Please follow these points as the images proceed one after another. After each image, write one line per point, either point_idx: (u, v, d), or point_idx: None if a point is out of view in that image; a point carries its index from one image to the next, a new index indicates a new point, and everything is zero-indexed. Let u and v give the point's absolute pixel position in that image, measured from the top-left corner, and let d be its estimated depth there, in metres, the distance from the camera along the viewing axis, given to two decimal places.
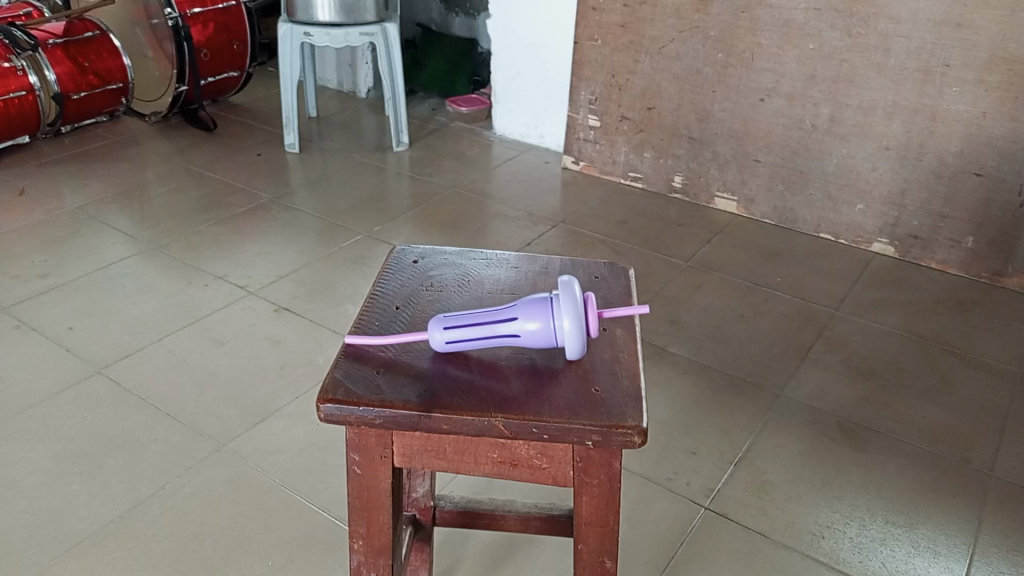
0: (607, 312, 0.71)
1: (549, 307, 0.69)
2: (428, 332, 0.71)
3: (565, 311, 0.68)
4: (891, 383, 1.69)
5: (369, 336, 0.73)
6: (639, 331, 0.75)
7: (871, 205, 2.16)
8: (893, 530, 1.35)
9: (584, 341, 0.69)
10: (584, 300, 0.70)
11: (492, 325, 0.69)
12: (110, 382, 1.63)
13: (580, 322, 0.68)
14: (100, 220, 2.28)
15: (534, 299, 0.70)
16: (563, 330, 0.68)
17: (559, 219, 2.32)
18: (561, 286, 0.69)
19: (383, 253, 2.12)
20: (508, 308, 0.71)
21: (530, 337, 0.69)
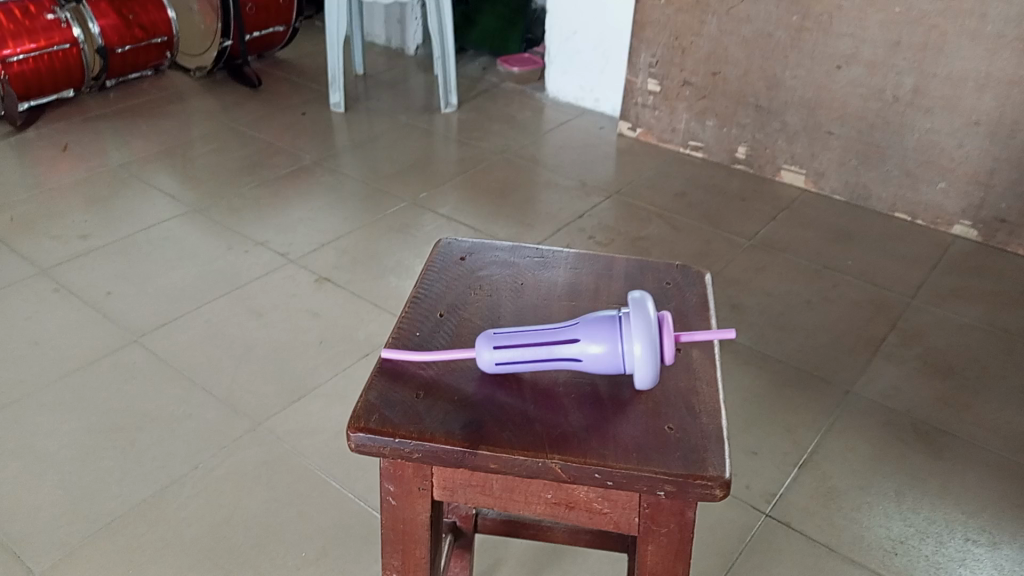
0: (686, 336, 0.61)
1: (617, 326, 0.59)
2: (476, 347, 0.62)
3: (636, 337, 0.58)
4: (973, 382, 1.56)
5: (409, 350, 0.64)
6: (718, 355, 0.65)
7: (955, 183, 2.00)
8: (973, 549, 1.24)
9: (657, 370, 0.59)
10: (659, 321, 0.60)
11: (550, 346, 0.60)
12: (147, 352, 1.57)
13: (653, 348, 0.59)
14: (142, 179, 2.23)
15: (599, 317, 0.60)
16: (633, 357, 0.59)
17: (613, 190, 2.20)
18: (632, 303, 0.59)
19: (429, 222, 2.03)
20: (568, 324, 0.62)
21: (593, 361, 0.60)
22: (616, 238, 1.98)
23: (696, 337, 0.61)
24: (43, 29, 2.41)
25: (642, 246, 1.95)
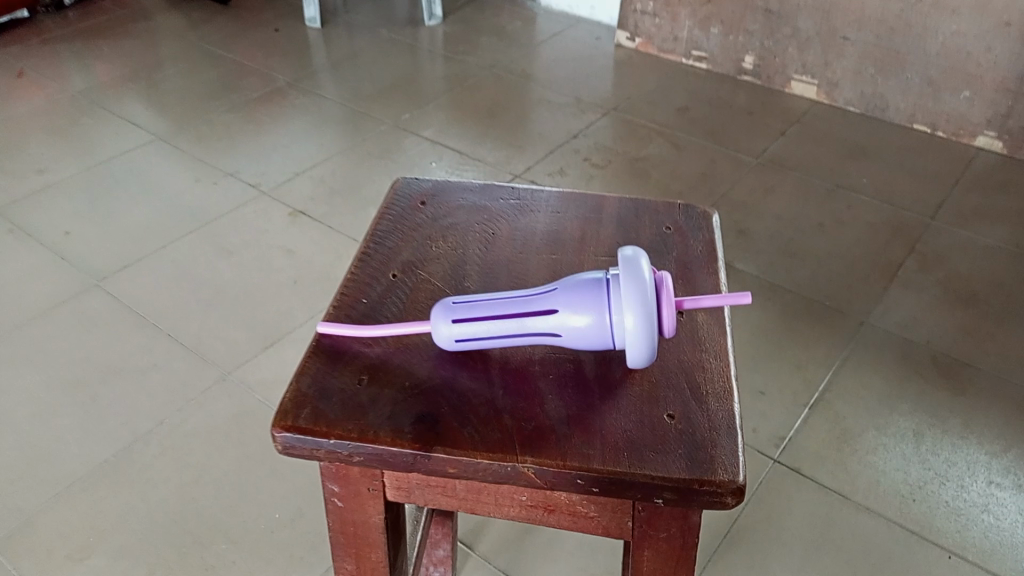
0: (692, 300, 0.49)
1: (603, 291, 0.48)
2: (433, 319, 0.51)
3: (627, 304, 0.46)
4: (997, 310, 1.44)
5: (353, 323, 0.53)
6: (728, 321, 0.54)
7: (980, 91, 1.84)
8: (997, 494, 1.14)
9: (654, 346, 0.47)
10: (657, 284, 0.47)
11: (521, 319, 0.49)
12: (109, 296, 1.46)
13: (650, 320, 0.47)
14: (104, 106, 2.08)
15: (583, 281, 0.48)
16: (623, 329, 0.47)
17: (610, 106, 2.04)
18: (623, 265, 0.47)
19: (411, 147, 1.89)
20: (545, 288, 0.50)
21: (575, 333, 0.48)
22: (614, 159, 1.84)
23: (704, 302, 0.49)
24: None
25: (641, 167, 1.81)
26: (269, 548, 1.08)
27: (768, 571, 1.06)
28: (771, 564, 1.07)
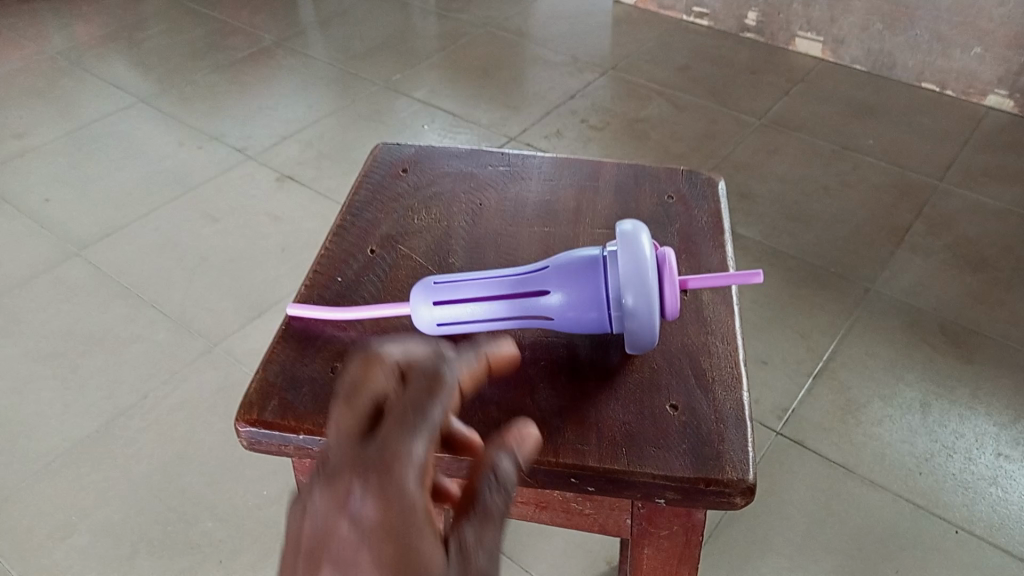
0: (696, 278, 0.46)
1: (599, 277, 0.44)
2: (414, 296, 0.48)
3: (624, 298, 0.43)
4: (1008, 275, 1.40)
5: (330, 306, 0.51)
6: (737, 304, 0.53)
7: (992, 48, 1.77)
8: (1005, 466, 1.11)
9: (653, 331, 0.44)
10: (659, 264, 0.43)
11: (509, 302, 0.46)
12: (90, 266, 1.42)
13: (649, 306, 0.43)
14: (85, 67, 2.01)
15: (576, 260, 0.45)
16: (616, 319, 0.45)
17: (608, 65, 1.97)
18: (620, 244, 0.43)
19: (403, 108, 1.82)
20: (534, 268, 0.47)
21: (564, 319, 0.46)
22: (613, 120, 1.78)
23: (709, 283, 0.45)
24: None
25: (641, 128, 1.75)
26: (257, 526, 1.04)
27: (770, 547, 1.03)
28: (773, 540, 1.04)
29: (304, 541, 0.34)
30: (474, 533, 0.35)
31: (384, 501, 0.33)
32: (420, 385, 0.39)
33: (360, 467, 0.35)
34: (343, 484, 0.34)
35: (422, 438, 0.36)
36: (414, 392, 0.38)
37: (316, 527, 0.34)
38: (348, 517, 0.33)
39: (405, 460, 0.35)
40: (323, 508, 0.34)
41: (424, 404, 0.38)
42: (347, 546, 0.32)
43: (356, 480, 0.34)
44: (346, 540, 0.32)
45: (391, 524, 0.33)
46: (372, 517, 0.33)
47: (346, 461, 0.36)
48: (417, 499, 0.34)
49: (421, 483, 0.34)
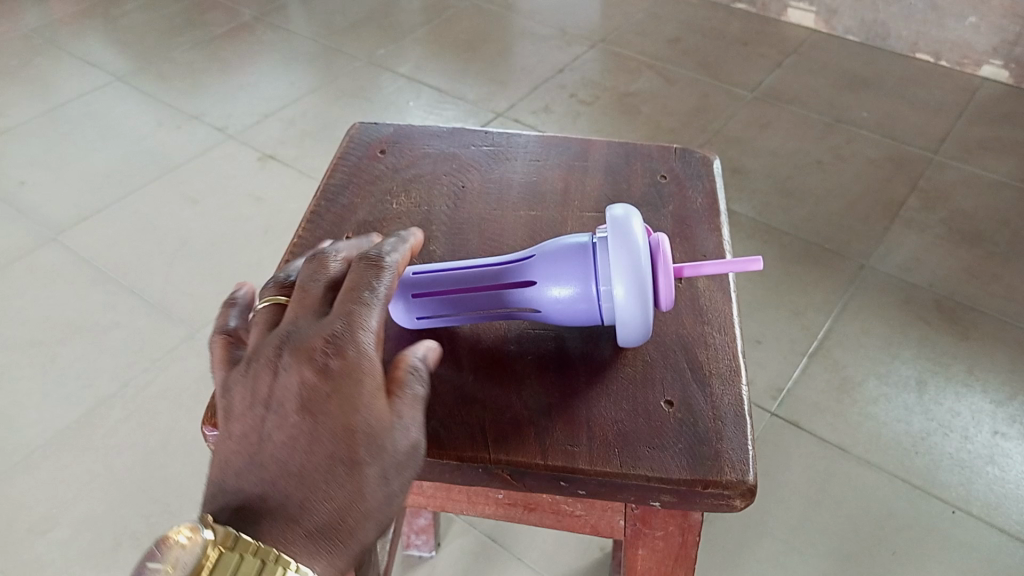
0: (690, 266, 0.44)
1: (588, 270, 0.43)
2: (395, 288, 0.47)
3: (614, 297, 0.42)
4: (1003, 249, 1.38)
5: None
6: (734, 291, 0.51)
7: (987, 16, 1.73)
8: (1002, 444, 1.09)
9: (646, 320, 0.43)
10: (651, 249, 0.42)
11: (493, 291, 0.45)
12: (67, 251, 1.38)
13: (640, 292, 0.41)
14: (59, 45, 1.95)
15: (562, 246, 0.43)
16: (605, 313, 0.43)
17: (597, 38, 1.93)
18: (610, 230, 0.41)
19: (387, 85, 1.78)
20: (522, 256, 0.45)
21: (552, 312, 0.45)
22: (602, 94, 1.74)
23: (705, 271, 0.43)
24: None
25: (631, 103, 1.71)
26: None
27: (765, 530, 1.01)
28: (767, 522, 1.02)
29: (277, 384, 0.42)
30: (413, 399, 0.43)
31: (347, 364, 0.42)
32: (374, 264, 0.45)
33: (322, 339, 0.42)
34: (312, 346, 0.42)
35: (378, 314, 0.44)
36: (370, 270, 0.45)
37: (287, 376, 0.42)
38: (313, 376, 0.41)
39: (360, 332, 0.43)
40: (294, 362, 0.42)
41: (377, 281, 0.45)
42: (317, 396, 0.41)
43: (320, 348, 0.42)
44: (315, 390, 0.41)
45: (352, 378, 0.41)
46: (336, 375, 0.41)
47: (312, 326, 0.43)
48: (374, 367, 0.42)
49: (377, 351, 0.43)
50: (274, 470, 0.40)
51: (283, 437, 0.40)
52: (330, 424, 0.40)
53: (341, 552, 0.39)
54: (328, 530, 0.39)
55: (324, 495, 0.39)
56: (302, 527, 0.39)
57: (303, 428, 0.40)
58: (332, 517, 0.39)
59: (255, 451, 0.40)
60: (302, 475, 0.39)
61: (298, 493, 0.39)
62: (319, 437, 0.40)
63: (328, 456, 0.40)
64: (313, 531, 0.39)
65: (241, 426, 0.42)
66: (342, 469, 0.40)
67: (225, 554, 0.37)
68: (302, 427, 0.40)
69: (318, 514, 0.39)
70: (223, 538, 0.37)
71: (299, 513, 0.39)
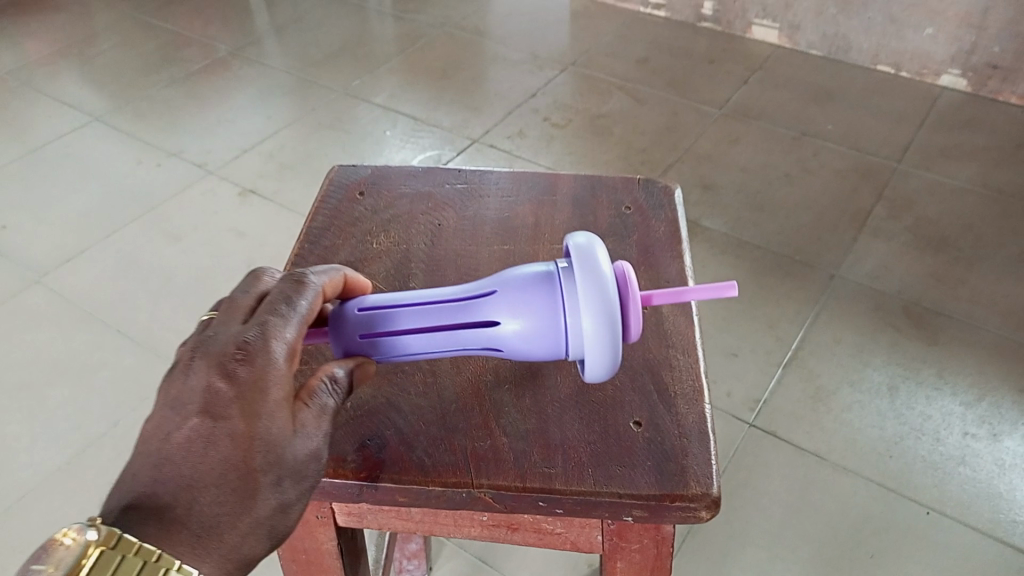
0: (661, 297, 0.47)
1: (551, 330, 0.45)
2: (341, 317, 0.49)
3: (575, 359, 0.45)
4: (967, 254, 1.42)
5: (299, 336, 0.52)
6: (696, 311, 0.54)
7: (943, 27, 1.79)
8: (972, 445, 1.13)
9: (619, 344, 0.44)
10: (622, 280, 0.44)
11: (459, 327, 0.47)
12: (51, 293, 1.39)
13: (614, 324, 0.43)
14: (37, 87, 1.97)
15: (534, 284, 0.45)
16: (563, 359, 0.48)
17: (568, 61, 1.97)
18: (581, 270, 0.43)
19: (364, 115, 1.81)
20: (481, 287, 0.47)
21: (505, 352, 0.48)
22: (574, 117, 1.78)
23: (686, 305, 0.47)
24: None
25: (603, 124, 1.75)
26: None
27: (748, 538, 1.04)
28: (749, 531, 1.05)
29: (185, 386, 0.43)
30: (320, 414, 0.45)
31: (255, 372, 0.43)
32: (296, 281, 0.47)
33: (238, 343, 0.43)
34: (224, 351, 0.43)
35: (295, 326, 0.45)
36: (292, 287, 0.47)
37: (198, 376, 0.43)
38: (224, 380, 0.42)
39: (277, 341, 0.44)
40: (204, 365, 0.43)
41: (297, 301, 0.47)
42: (221, 400, 0.42)
43: (234, 353, 0.43)
44: (221, 394, 0.42)
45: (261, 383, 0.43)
46: (243, 382, 0.42)
47: (227, 333, 0.45)
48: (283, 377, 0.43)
49: (287, 363, 0.44)
50: (162, 472, 0.40)
51: (182, 437, 0.41)
52: (231, 429, 0.41)
53: (223, 559, 0.39)
54: (213, 534, 0.39)
55: (212, 500, 0.40)
56: (187, 530, 0.39)
57: (200, 431, 0.41)
58: (222, 519, 0.40)
59: (152, 448, 0.41)
60: (192, 476, 0.40)
61: (189, 493, 0.39)
62: (219, 439, 0.41)
63: (225, 460, 0.41)
64: (195, 535, 0.39)
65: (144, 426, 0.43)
66: (235, 474, 0.40)
67: (108, 552, 0.37)
68: (202, 429, 0.41)
69: (207, 518, 0.39)
70: (106, 539, 0.37)
71: (187, 513, 0.39)
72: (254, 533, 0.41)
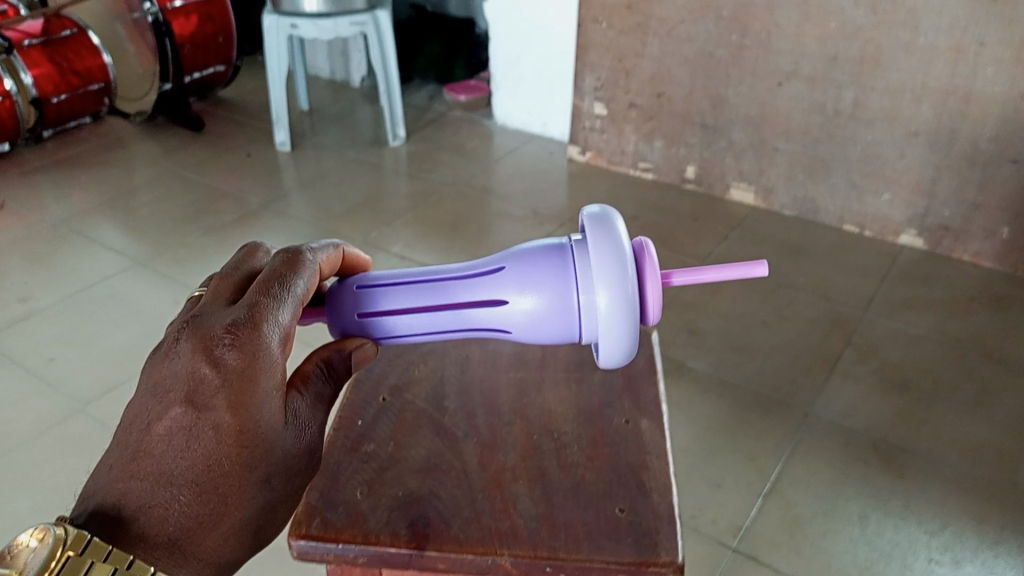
0: (680, 273, 0.61)
1: (568, 297, 0.57)
2: (333, 300, 0.62)
3: (597, 327, 0.57)
4: (928, 395, 1.57)
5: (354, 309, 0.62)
6: (667, 422, 0.68)
7: (899, 193, 2.02)
8: (937, 571, 1.23)
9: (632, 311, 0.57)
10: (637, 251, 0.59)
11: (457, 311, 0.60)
12: (93, 421, 1.52)
13: (619, 295, 0.56)
14: (85, 234, 2.17)
15: (553, 264, 0.58)
16: (585, 344, 0.59)
17: (565, 218, 2.19)
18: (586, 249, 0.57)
19: (382, 263, 2.00)
20: (488, 263, 0.60)
21: (522, 334, 0.60)
22: None
23: (698, 278, 0.60)
24: None
25: None
26: None
27: None
28: None
29: (176, 373, 0.53)
30: (307, 399, 0.59)
31: (243, 361, 0.52)
32: (293, 260, 0.56)
33: (229, 329, 0.52)
34: (213, 337, 0.52)
35: (285, 309, 0.54)
36: (286, 267, 0.55)
37: (188, 359, 0.53)
38: (213, 369, 0.52)
39: (266, 324, 0.53)
40: (195, 352, 0.52)
41: (290, 277, 0.55)
42: (206, 393, 0.52)
43: (224, 338, 0.52)
44: (207, 385, 0.52)
45: (245, 373, 0.52)
46: (228, 373, 0.52)
47: (219, 316, 0.53)
48: (267, 365, 0.53)
49: (275, 349, 0.53)
50: (151, 461, 0.52)
51: (171, 428, 0.53)
52: (214, 422, 0.52)
53: (202, 537, 0.53)
54: (195, 523, 0.52)
55: (192, 492, 0.52)
56: (171, 519, 0.52)
57: (187, 423, 0.52)
58: (201, 511, 0.53)
59: (144, 438, 0.53)
60: (180, 466, 0.52)
61: (174, 485, 0.52)
62: (201, 435, 0.52)
63: (207, 453, 0.52)
64: (177, 524, 0.52)
65: (139, 408, 0.54)
66: (216, 463, 0.53)
67: (73, 558, 0.47)
68: (187, 424, 0.52)
69: (188, 508, 0.52)
70: (75, 543, 0.48)
71: (171, 504, 0.52)
72: (231, 517, 0.54)
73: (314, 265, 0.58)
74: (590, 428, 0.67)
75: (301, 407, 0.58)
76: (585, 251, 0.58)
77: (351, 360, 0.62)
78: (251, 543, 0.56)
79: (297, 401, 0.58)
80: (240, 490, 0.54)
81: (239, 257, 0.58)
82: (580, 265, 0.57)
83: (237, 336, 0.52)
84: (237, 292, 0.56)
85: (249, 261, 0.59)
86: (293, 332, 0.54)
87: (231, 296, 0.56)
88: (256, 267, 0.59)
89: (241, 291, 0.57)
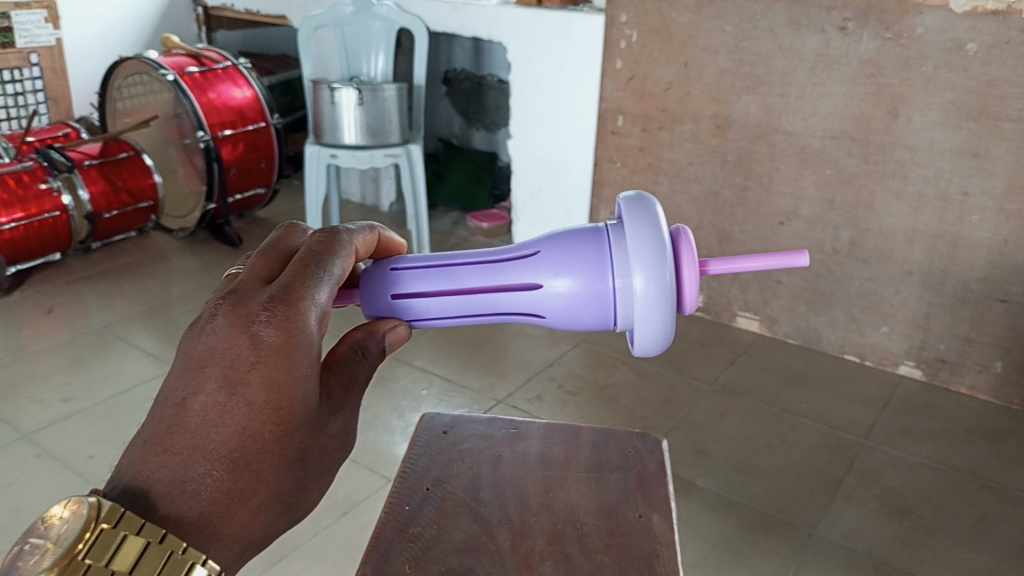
0: (717, 262, 0.60)
1: (604, 281, 0.58)
2: (368, 280, 0.62)
3: (633, 312, 0.58)
4: (928, 521, 1.62)
5: (383, 291, 0.62)
6: (675, 516, 0.77)
7: (896, 327, 2.14)
8: None
9: (670, 299, 0.57)
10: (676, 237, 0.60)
11: (492, 295, 0.61)
12: None
13: (656, 279, 0.57)
14: (124, 340, 2.30)
15: (591, 248, 0.59)
16: (622, 330, 0.60)
17: (579, 338, 2.32)
18: (626, 232, 0.58)
19: (403, 377, 2.10)
20: (524, 248, 0.61)
21: (556, 318, 0.60)
22: (585, 386, 2.07)
23: (737, 266, 0.59)
24: (34, 197, 2.52)
25: (610, 393, 2.04)
26: None
27: None
28: None
29: (214, 349, 0.52)
30: (339, 380, 0.58)
31: (280, 337, 0.51)
32: (333, 243, 0.56)
33: (267, 304, 0.52)
34: (252, 312, 0.52)
35: (323, 288, 0.53)
36: (324, 248, 0.55)
37: (227, 333, 0.52)
38: (250, 345, 0.51)
39: (302, 304, 0.52)
40: (234, 328, 0.51)
41: (327, 257, 0.55)
42: (243, 368, 0.51)
43: (262, 313, 0.51)
44: (244, 360, 0.51)
45: (281, 348, 0.51)
46: (264, 349, 0.51)
47: (258, 293, 0.53)
48: (305, 342, 0.52)
49: (314, 326, 0.52)
50: (186, 437, 0.51)
51: (206, 404, 0.51)
52: (249, 397, 0.51)
53: (234, 512, 0.52)
54: (228, 497, 0.51)
55: (228, 467, 0.51)
56: (204, 493, 0.51)
57: (223, 398, 0.51)
58: (234, 487, 0.51)
59: (179, 413, 0.51)
60: (215, 442, 0.51)
61: (208, 460, 0.51)
62: (236, 410, 0.51)
63: (241, 428, 0.51)
64: (210, 500, 0.51)
65: (176, 383, 0.52)
66: (249, 440, 0.51)
67: (106, 530, 0.48)
68: (223, 399, 0.51)
69: (221, 482, 0.51)
70: (109, 516, 0.48)
71: (205, 479, 0.51)
72: (263, 492, 0.53)
73: (350, 247, 0.57)
74: (607, 520, 0.76)
75: (334, 386, 0.57)
76: (623, 237, 0.59)
77: (384, 343, 0.61)
78: (283, 518, 0.55)
79: (330, 383, 0.57)
80: (273, 465, 0.52)
81: (277, 241, 0.57)
82: (619, 249, 0.58)
83: (275, 310, 0.51)
84: (276, 274, 0.55)
85: (289, 239, 0.58)
86: (331, 312, 0.54)
87: (270, 276, 0.55)
88: (294, 248, 0.57)
89: (280, 270, 0.56)
